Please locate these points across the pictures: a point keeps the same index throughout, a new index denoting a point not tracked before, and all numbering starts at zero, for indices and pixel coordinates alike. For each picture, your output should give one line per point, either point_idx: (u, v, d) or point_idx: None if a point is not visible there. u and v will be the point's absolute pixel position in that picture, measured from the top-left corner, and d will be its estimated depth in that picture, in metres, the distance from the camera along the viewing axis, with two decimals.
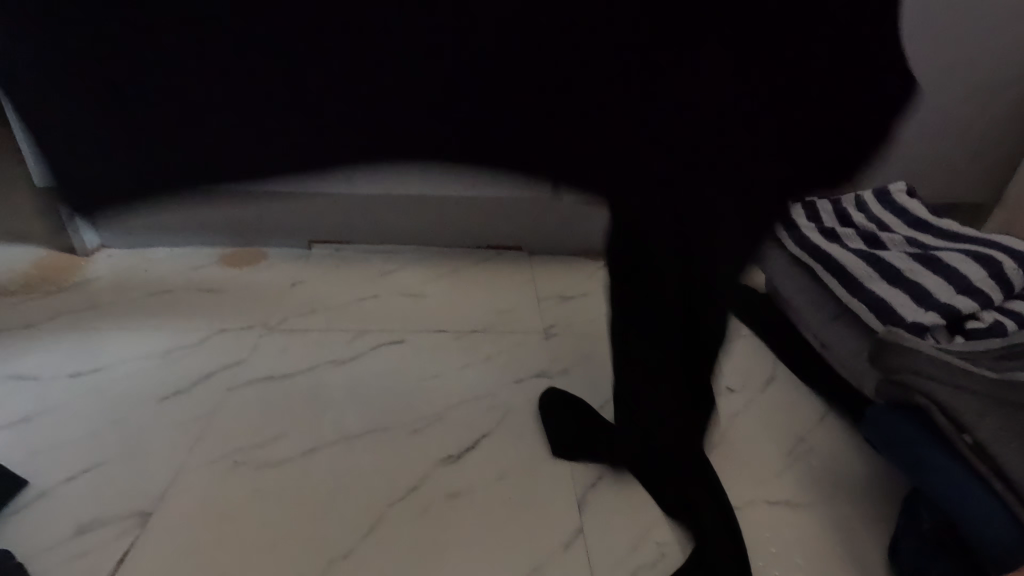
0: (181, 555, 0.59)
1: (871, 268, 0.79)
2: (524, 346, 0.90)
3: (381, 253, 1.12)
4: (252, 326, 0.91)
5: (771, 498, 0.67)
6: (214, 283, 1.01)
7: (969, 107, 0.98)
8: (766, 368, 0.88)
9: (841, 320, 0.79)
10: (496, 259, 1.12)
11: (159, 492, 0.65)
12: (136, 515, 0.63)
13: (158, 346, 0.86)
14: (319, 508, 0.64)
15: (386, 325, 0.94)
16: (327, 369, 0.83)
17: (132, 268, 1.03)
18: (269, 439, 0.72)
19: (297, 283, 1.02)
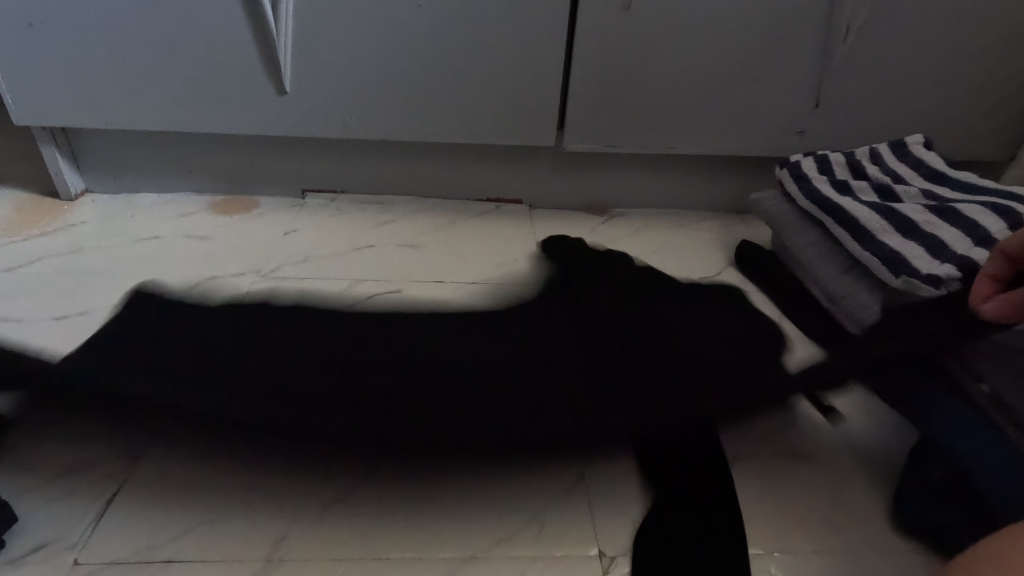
0: (170, 494, 0.58)
1: (885, 220, 0.76)
2: (523, 298, 0.88)
3: (377, 204, 1.08)
4: (244, 274, 0.88)
5: (774, 450, 0.66)
6: (204, 230, 0.98)
7: (987, 58, 0.95)
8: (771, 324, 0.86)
9: (851, 273, 0.78)
10: (495, 213, 1.09)
11: (149, 434, 0.63)
12: (124, 457, 0.61)
13: (146, 291, 0.83)
14: (313, 453, 0.63)
15: (382, 275, 0.91)
16: (321, 317, 0.81)
17: (118, 213, 1.00)
18: None
19: (291, 232, 0.99)
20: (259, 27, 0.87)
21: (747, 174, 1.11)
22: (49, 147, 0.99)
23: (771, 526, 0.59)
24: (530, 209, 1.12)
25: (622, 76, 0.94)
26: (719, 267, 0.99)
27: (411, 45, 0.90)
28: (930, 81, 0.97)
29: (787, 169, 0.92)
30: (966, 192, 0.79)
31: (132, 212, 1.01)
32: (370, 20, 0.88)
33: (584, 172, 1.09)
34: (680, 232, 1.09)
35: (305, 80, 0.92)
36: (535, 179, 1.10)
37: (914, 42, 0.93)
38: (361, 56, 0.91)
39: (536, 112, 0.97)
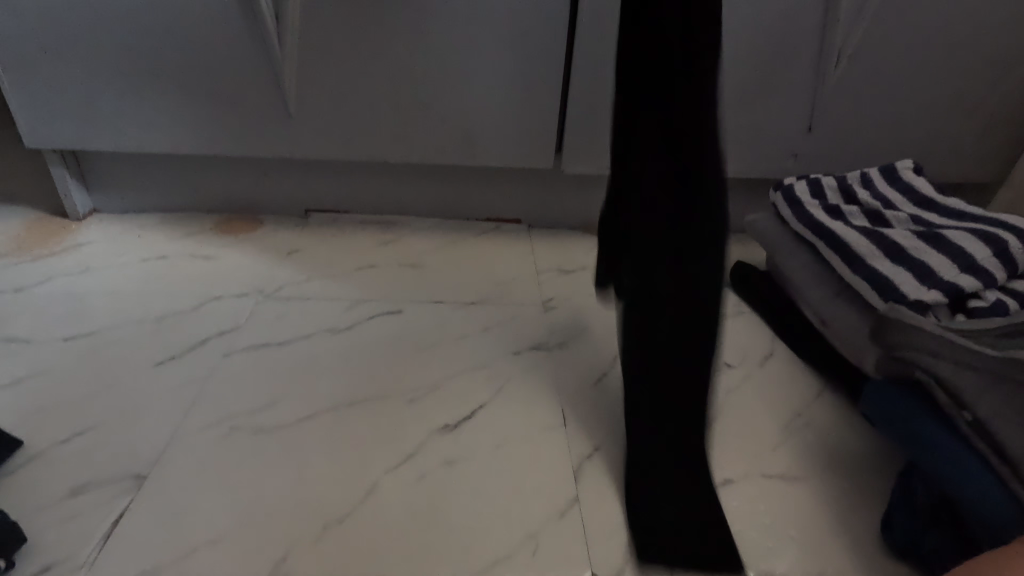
0: (174, 515, 0.59)
1: (874, 245, 0.78)
2: (522, 318, 0.90)
3: (379, 225, 1.11)
4: (248, 294, 0.90)
5: (766, 471, 0.67)
6: (209, 250, 1.00)
7: (974, 87, 0.97)
8: (766, 345, 0.88)
9: (842, 296, 0.79)
10: (495, 232, 1.12)
11: (155, 455, 0.65)
12: (131, 478, 0.62)
13: (151, 312, 0.85)
14: (313, 474, 0.64)
15: (383, 295, 0.93)
16: (323, 337, 0.83)
17: (125, 233, 1.03)
18: (265, 406, 0.71)
19: (294, 252, 1.01)
20: (266, 54, 0.90)
21: (742, 195, 1.13)
22: (58, 169, 1.02)
23: (764, 547, 0.60)
24: (529, 229, 1.14)
25: None
26: None
27: (412, 71, 0.93)
28: (920, 107, 1.00)
29: (780, 193, 0.94)
30: (954, 219, 0.81)
31: (139, 231, 1.04)
32: (372, 48, 0.90)
33: (582, 193, 1.11)
34: None
35: (310, 105, 0.95)
36: (534, 200, 1.12)
37: (903, 70, 0.96)
38: (363, 82, 0.93)
39: (535, 136, 0.99)
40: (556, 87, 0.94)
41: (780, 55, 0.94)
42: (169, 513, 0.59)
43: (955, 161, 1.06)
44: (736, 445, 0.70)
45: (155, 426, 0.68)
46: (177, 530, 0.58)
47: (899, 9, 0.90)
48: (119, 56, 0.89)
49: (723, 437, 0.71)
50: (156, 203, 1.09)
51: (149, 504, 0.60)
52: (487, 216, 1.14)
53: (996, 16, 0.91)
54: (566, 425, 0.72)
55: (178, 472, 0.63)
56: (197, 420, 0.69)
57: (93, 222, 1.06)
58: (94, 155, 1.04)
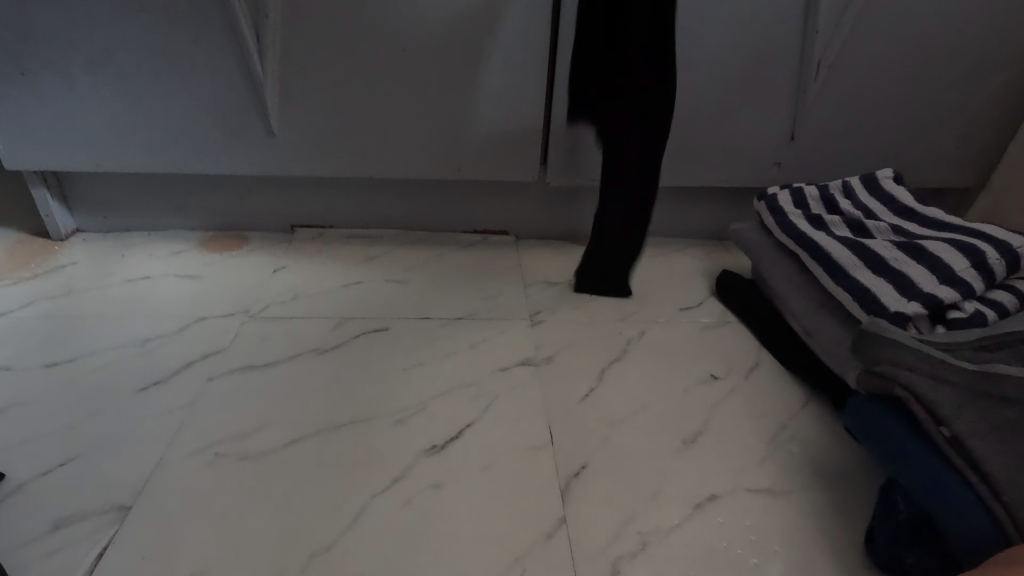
0: (157, 550, 0.58)
1: (855, 255, 0.79)
2: (509, 333, 0.90)
3: (366, 239, 1.11)
4: (233, 314, 0.90)
5: (754, 487, 0.68)
6: (194, 269, 0.99)
7: (952, 95, 0.99)
8: (751, 355, 0.89)
9: (825, 308, 0.80)
10: (482, 244, 1.12)
11: (138, 486, 0.64)
12: (114, 509, 0.62)
13: (135, 335, 0.84)
14: (300, 501, 0.63)
15: (369, 312, 0.93)
16: (309, 358, 0.83)
17: (108, 253, 1.02)
18: (251, 430, 0.71)
19: (280, 269, 1.01)
20: (247, 74, 0.89)
21: (726, 203, 1.14)
22: (39, 190, 1.01)
23: (749, 566, 0.60)
24: (517, 240, 1.14)
25: None
26: (700, 299, 1.02)
27: (394, 89, 0.93)
28: (900, 115, 1.01)
29: (764, 202, 0.96)
30: (933, 228, 0.82)
31: (122, 251, 1.03)
32: (354, 65, 0.90)
33: (566, 205, 1.12)
34: (663, 263, 1.11)
35: (294, 124, 0.95)
36: (520, 210, 1.12)
37: (884, 81, 0.97)
38: (349, 100, 0.93)
39: (518, 149, 0.99)
40: (539, 101, 0.95)
41: (761, 65, 0.95)
42: (150, 548, 0.58)
43: (937, 168, 1.07)
44: (723, 460, 0.71)
45: (140, 455, 0.67)
46: (158, 566, 0.57)
47: (877, 21, 0.91)
48: (99, 79, 0.89)
49: (710, 452, 0.72)
50: (142, 222, 1.08)
51: (132, 537, 0.59)
52: (473, 228, 1.14)
53: (972, 26, 0.92)
54: (553, 443, 0.72)
55: (162, 503, 0.63)
56: (182, 448, 0.68)
57: (76, 242, 1.05)
58: (76, 175, 1.03)
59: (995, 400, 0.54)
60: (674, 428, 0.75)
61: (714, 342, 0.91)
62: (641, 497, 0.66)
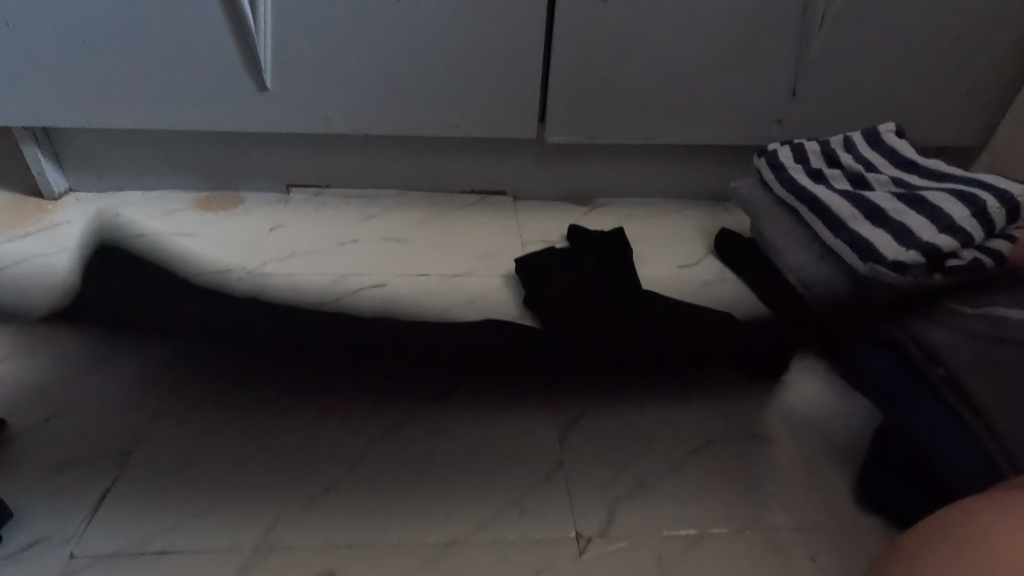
0: (157, 493, 0.59)
1: (855, 207, 0.79)
2: (506, 289, 0.90)
3: (362, 199, 1.10)
4: (229, 271, 0.89)
5: (750, 433, 0.68)
6: (189, 227, 0.98)
7: (959, 48, 0.97)
8: (748, 310, 0.89)
9: (824, 261, 0.81)
10: (479, 204, 1.12)
11: (138, 432, 0.65)
12: (115, 454, 0.62)
13: (131, 290, 0.84)
14: (300, 449, 0.64)
15: (366, 270, 0.92)
16: (306, 312, 0.83)
17: (103, 211, 1.01)
18: (249, 382, 0.71)
19: (276, 228, 1.00)
20: (237, 26, 0.87)
21: (725, 162, 1.13)
22: (30, 146, 0.99)
23: (745, 506, 0.61)
24: (514, 201, 1.13)
25: (600, 69, 0.95)
26: (698, 257, 1.02)
27: (387, 40, 0.90)
28: (905, 69, 0.99)
29: (764, 159, 0.94)
30: (933, 179, 0.82)
31: (117, 209, 1.02)
32: (348, 17, 0.88)
33: (564, 165, 1.11)
34: (662, 222, 1.11)
35: (286, 80, 0.93)
36: (517, 169, 1.11)
37: (888, 33, 0.95)
38: (341, 51, 0.91)
39: (517, 104, 0.98)
40: (537, 54, 0.93)
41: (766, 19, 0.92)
42: (153, 491, 0.59)
43: (941, 125, 1.06)
44: (721, 409, 0.71)
45: (139, 404, 0.68)
46: (161, 508, 0.58)
47: None
48: (85, 28, 0.86)
49: (707, 400, 0.72)
50: (134, 182, 1.07)
51: (134, 483, 0.60)
52: (470, 188, 1.13)
53: None
54: (550, 394, 0.72)
55: (161, 451, 0.63)
56: (179, 400, 0.68)
57: (69, 201, 1.04)
58: (66, 132, 1.01)
59: (993, 339, 0.57)
60: (673, 378, 0.75)
61: (713, 299, 0.91)
62: (639, 443, 0.67)
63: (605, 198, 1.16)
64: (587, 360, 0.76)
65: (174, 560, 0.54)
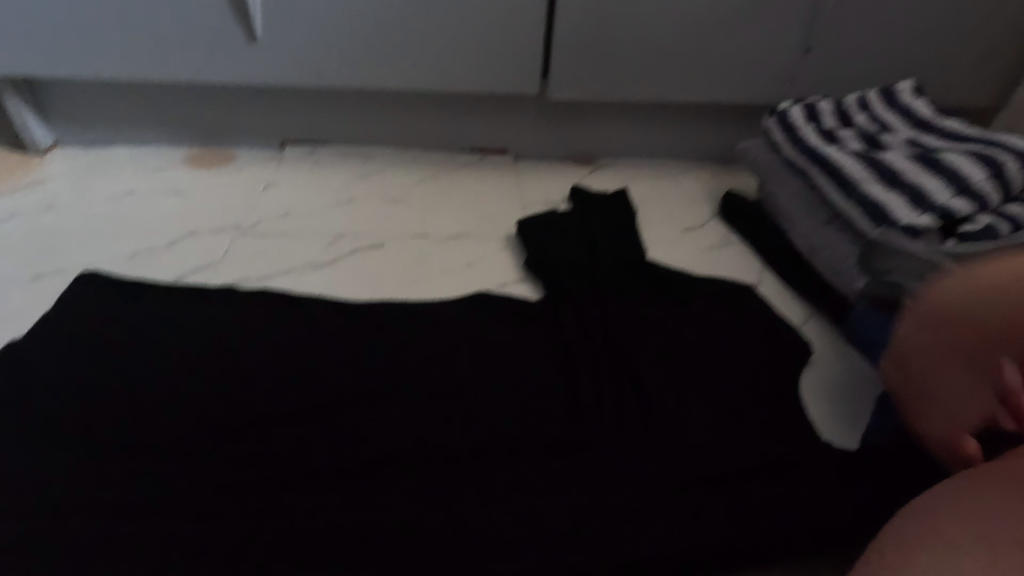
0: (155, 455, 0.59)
1: (868, 169, 0.76)
2: (505, 252, 0.88)
3: (358, 155, 1.06)
4: (223, 230, 0.87)
5: (750, 401, 0.68)
6: (181, 184, 0.96)
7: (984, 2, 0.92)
8: (751, 276, 0.88)
9: (832, 224, 0.79)
10: (479, 163, 1.08)
11: (134, 393, 0.64)
12: (110, 415, 0.62)
13: (123, 248, 0.83)
14: (298, 412, 0.64)
15: (363, 230, 0.90)
16: (304, 274, 0.82)
17: (91, 167, 0.98)
18: (246, 343, 0.70)
19: (270, 186, 0.98)
20: None
21: (733, 121, 1.09)
22: (11, 98, 0.95)
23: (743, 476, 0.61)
24: (515, 160, 1.10)
25: (606, 22, 0.91)
26: (703, 220, 0.99)
27: None
28: (926, 24, 0.94)
29: (773, 118, 0.90)
30: (951, 140, 0.79)
31: (105, 165, 0.99)
32: None
33: (566, 123, 1.07)
34: (667, 184, 1.08)
35: (277, 29, 0.88)
36: (518, 127, 1.08)
37: None
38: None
39: (519, 59, 0.94)
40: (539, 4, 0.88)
41: None
42: (152, 454, 0.59)
43: (960, 84, 1.02)
44: (723, 376, 0.71)
45: (135, 365, 0.67)
46: (160, 471, 0.58)
47: None
48: None
49: (709, 367, 0.72)
50: (121, 134, 1.03)
51: (132, 446, 0.60)
52: (470, 146, 1.09)
53: None
54: (548, 358, 0.72)
55: (160, 413, 0.63)
56: (175, 362, 0.68)
57: (55, 155, 1.01)
58: (48, 82, 0.97)
59: None
60: (676, 344, 0.74)
61: (716, 265, 0.90)
62: (639, 411, 0.67)
63: (608, 157, 1.13)
64: (589, 324, 0.75)
65: (179, 524, 0.55)
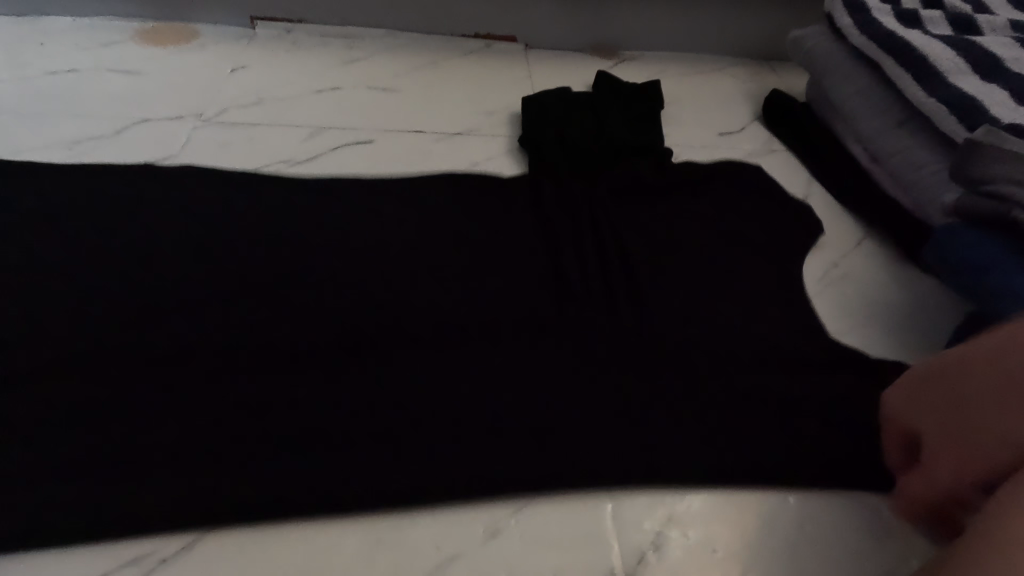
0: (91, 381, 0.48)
1: (961, 59, 0.63)
2: (514, 152, 0.76)
3: (342, 38, 0.90)
4: (182, 118, 0.74)
5: (806, 326, 0.58)
6: (132, 65, 0.81)
7: None
8: (799, 187, 0.75)
9: (906, 126, 0.66)
10: (485, 52, 0.92)
11: (63, 306, 0.52)
12: (36, 331, 0.51)
13: (63, 135, 0.70)
14: (269, 330, 0.53)
15: (348, 122, 0.77)
16: (279, 170, 0.70)
17: (23, 39, 0.81)
18: (206, 249, 0.58)
19: (239, 69, 0.82)
20: None
21: (784, 9, 0.93)
22: None
23: (799, 416, 0.51)
24: (526, 50, 0.94)
25: None
26: (743, 122, 0.86)
27: None
28: None
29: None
30: None
31: (40, 38, 0.82)
32: None
33: (589, 5, 0.91)
34: (702, 81, 0.93)
35: None
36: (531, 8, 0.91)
37: None
38: None
39: None
40: None
41: None
42: (87, 380, 0.48)
43: None
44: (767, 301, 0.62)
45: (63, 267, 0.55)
46: (98, 400, 0.47)
47: None
48: None
49: (756, 286, 0.61)
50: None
51: (63, 370, 0.49)
52: (475, 31, 0.93)
53: None
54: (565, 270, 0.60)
55: (92, 322, 0.51)
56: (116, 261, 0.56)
57: None
58: None
59: None
60: (717, 258, 0.63)
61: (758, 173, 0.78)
62: (673, 333, 0.56)
63: (634, 52, 0.97)
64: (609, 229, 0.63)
65: (119, 468, 0.44)
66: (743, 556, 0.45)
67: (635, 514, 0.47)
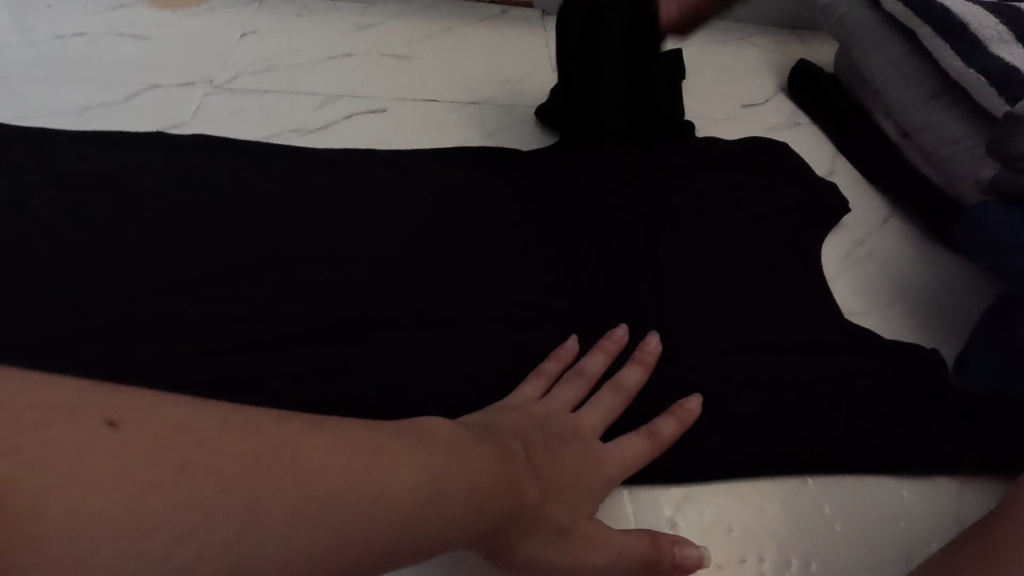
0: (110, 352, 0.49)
1: (1006, 29, 0.59)
2: (531, 124, 0.74)
3: (354, 2, 0.87)
4: (193, 84, 0.73)
5: (830, 305, 0.56)
6: (141, 29, 0.79)
7: None
8: (824, 163, 0.73)
9: (942, 98, 0.63)
10: (501, 18, 0.89)
11: (82, 275, 0.52)
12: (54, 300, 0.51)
13: (74, 102, 0.69)
14: (283, 301, 0.53)
15: (360, 90, 0.76)
16: (291, 140, 0.69)
17: (30, 2, 0.80)
18: (218, 218, 0.58)
19: (249, 34, 0.81)
20: None
21: None
22: None
23: (821, 397, 0.50)
24: (544, 17, 0.91)
25: None
26: (767, 95, 0.83)
27: None
28: None
29: None
30: None
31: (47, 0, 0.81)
32: None
33: None
34: (727, 51, 0.90)
35: None
36: None
37: None
38: None
39: None
40: None
41: None
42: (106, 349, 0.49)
43: None
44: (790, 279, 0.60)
45: (80, 237, 0.55)
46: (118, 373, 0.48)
47: None
48: None
49: (777, 265, 0.59)
50: None
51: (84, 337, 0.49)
52: None
53: None
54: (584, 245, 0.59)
55: (108, 292, 0.52)
56: (130, 231, 0.56)
57: None
58: None
59: None
60: (739, 236, 0.61)
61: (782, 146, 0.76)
62: (692, 308, 0.55)
63: None
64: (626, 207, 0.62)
65: None
66: (757, 542, 0.45)
67: (651, 497, 0.46)
